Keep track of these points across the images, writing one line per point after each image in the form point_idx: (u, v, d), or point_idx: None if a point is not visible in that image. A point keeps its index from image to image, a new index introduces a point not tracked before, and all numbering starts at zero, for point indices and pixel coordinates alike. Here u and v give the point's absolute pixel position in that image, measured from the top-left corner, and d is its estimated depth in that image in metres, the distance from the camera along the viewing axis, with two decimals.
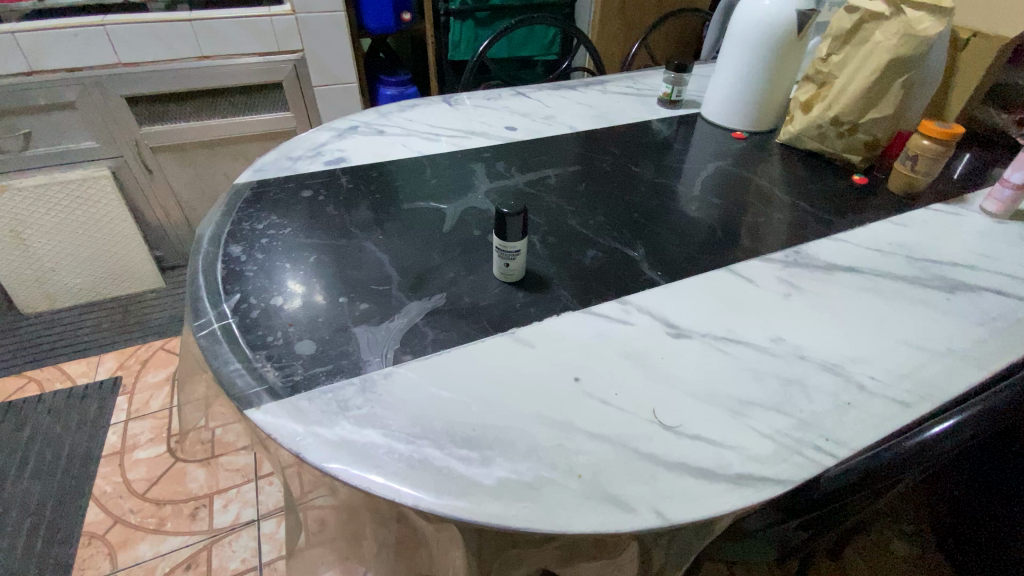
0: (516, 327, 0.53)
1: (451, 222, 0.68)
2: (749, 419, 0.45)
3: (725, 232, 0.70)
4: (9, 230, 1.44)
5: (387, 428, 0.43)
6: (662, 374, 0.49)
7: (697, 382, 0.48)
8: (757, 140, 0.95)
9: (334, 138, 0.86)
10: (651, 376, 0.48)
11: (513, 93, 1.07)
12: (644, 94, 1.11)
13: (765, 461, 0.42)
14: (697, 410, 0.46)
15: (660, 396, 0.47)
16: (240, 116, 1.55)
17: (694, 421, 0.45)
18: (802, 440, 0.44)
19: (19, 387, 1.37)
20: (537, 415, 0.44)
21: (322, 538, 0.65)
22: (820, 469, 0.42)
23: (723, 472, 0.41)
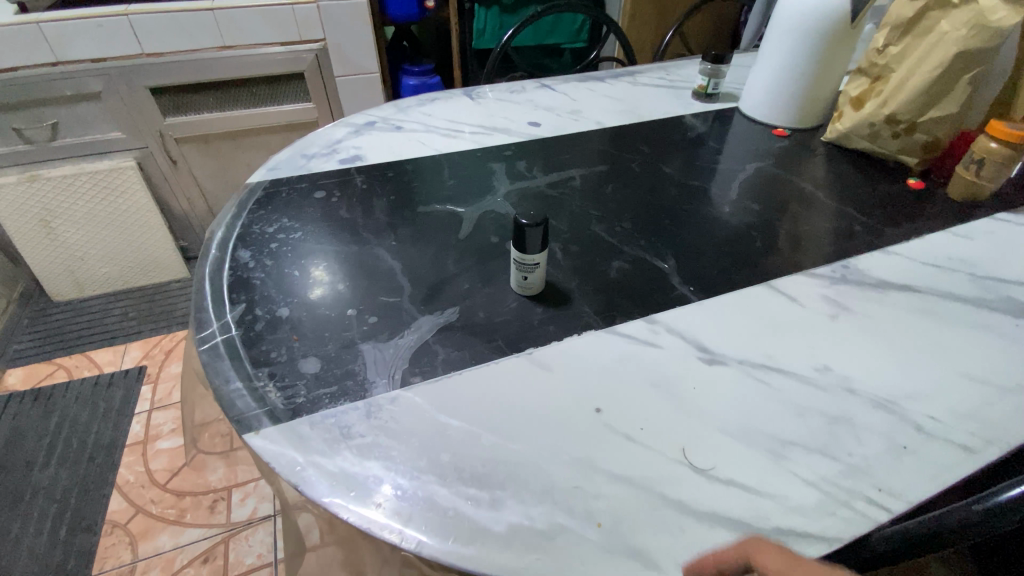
0: (533, 347, 0.49)
1: (468, 226, 0.65)
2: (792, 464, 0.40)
3: (764, 242, 0.65)
4: (39, 218, 1.47)
5: (390, 460, 0.40)
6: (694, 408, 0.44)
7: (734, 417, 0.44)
8: (800, 138, 0.89)
9: (350, 134, 0.83)
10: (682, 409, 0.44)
11: (538, 85, 1.02)
12: (677, 86, 1.04)
13: (809, 513, 0.37)
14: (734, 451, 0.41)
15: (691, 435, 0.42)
16: (263, 107, 1.54)
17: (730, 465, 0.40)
18: (851, 490, 0.39)
19: (49, 373, 1.40)
20: (555, 450, 0.41)
21: (331, 550, 0.63)
22: (871, 526, 0.37)
23: (759, 525, 0.37)
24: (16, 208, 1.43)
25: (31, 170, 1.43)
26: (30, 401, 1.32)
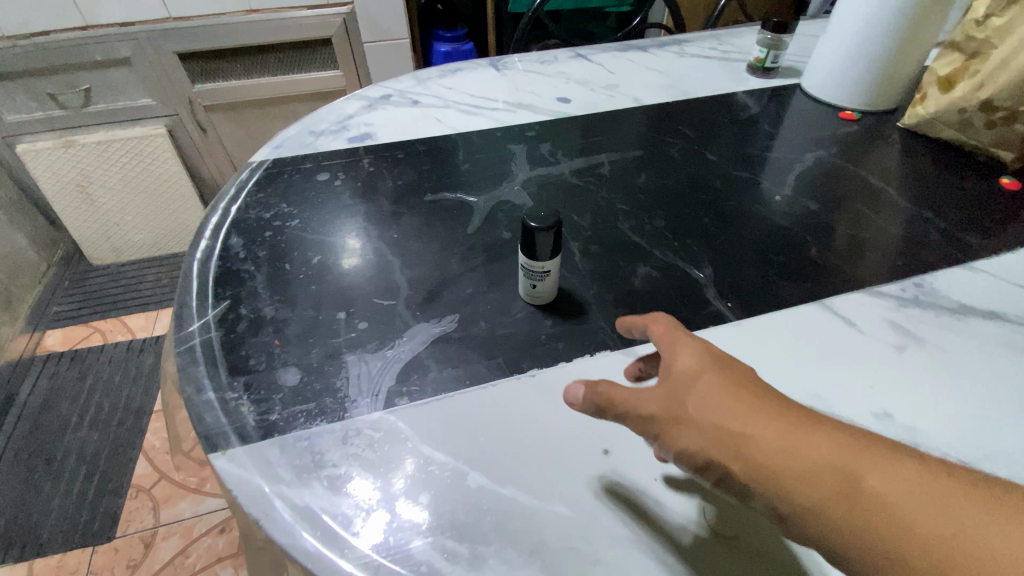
0: (538, 368, 0.43)
1: (478, 219, 0.58)
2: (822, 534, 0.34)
3: (820, 249, 0.56)
4: (76, 184, 1.49)
5: (362, 496, 0.35)
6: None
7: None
8: (871, 124, 0.77)
9: (363, 109, 0.77)
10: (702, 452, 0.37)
11: (572, 54, 0.92)
12: (729, 58, 0.93)
13: None
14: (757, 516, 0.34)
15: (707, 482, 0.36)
16: (291, 75, 1.50)
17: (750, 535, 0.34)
18: None
19: (86, 336, 1.45)
20: (549, 499, 0.35)
21: None
22: None
23: None
24: (54, 172, 1.45)
25: (67, 135, 1.44)
26: (67, 362, 1.37)
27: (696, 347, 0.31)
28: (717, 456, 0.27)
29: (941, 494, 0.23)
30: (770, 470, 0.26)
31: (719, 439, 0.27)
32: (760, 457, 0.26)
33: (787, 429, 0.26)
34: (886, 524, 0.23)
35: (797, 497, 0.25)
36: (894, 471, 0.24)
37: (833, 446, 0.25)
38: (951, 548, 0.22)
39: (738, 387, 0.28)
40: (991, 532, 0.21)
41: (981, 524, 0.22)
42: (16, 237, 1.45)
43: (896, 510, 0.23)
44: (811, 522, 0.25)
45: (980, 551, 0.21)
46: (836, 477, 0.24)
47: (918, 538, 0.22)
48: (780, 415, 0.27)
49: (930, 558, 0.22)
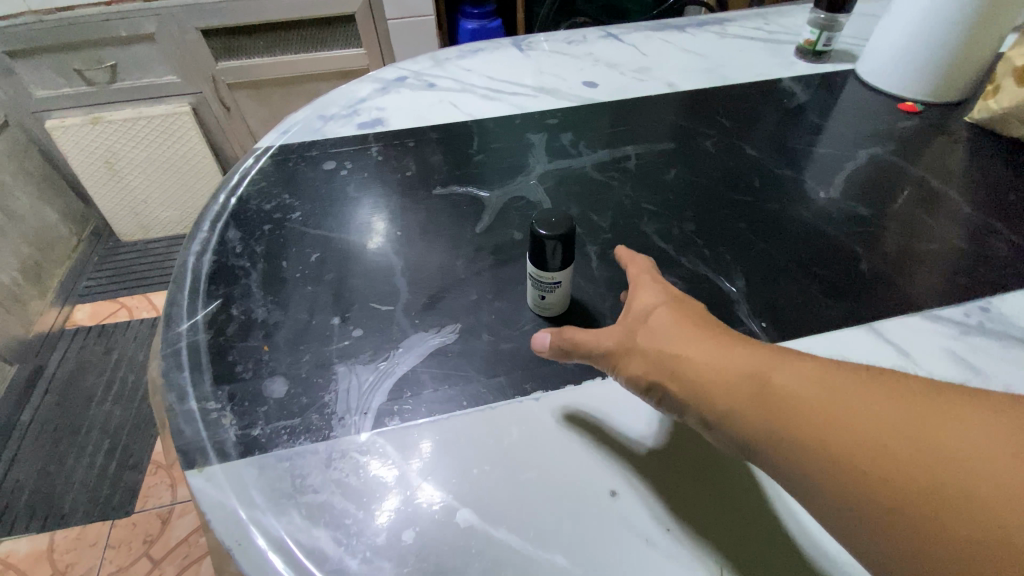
0: (542, 390, 0.39)
1: (489, 217, 0.54)
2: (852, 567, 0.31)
3: (870, 261, 0.50)
4: (104, 160, 1.50)
5: (342, 530, 0.32)
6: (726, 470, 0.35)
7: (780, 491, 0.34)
8: (936, 118, 0.69)
9: (376, 92, 0.73)
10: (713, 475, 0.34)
11: (602, 34, 0.86)
12: (775, 39, 0.84)
13: None
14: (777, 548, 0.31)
15: (719, 509, 0.33)
16: (314, 53, 1.47)
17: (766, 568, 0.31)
18: None
19: (113, 312, 1.47)
20: (547, 544, 0.32)
21: None
22: None
23: None
24: (82, 148, 1.46)
25: (95, 112, 1.45)
26: (95, 337, 1.40)
27: (655, 292, 0.36)
28: (656, 376, 0.31)
29: (835, 383, 0.25)
30: (695, 381, 0.29)
31: (657, 361, 0.31)
32: (687, 371, 0.30)
33: (709, 345, 0.30)
34: (786, 414, 0.26)
35: (718, 403, 0.28)
36: (797, 369, 0.27)
37: (745, 354, 0.29)
38: (839, 426, 0.24)
39: (682, 319, 0.32)
40: (873, 408, 0.24)
41: (865, 402, 0.24)
42: (47, 213, 1.47)
43: (795, 400, 0.26)
44: (729, 423, 0.28)
45: (861, 425, 0.24)
46: (746, 379, 0.27)
47: (813, 420, 0.25)
48: (711, 336, 0.31)
49: (814, 433, 0.24)
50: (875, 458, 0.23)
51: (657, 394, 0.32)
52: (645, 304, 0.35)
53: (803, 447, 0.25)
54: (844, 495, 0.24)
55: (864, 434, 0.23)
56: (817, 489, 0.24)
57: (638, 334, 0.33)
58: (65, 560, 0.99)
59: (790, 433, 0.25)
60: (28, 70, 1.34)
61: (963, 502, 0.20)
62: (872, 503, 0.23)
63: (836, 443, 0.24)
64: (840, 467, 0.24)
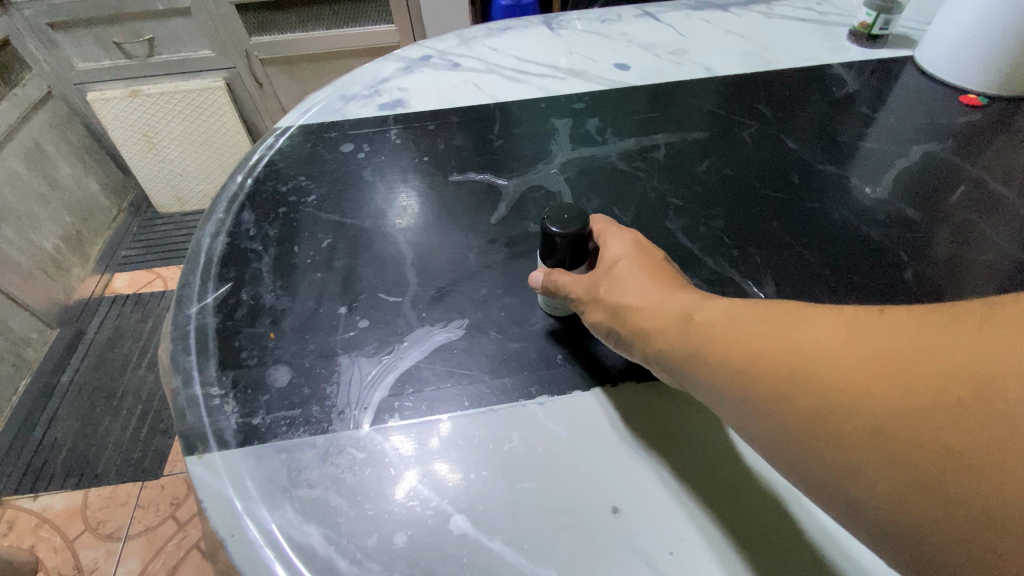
0: (547, 395, 0.38)
1: (505, 207, 0.52)
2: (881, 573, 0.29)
3: (916, 270, 0.46)
4: (143, 133, 1.53)
5: (334, 528, 0.32)
6: (745, 472, 0.33)
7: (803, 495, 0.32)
8: (1002, 113, 0.63)
9: (399, 71, 0.71)
10: (731, 476, 0.33)
11: (638, 13, 0.81)
12: (827, 20, 0.78)
13: None
14: (795, 548, 0.30)
15: (736, 510, 0.32)
16: (346, 29, 1.45)
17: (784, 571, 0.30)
18: None
19: (149, 281, 1.52)
20: (540, 558, 0.30)
21: None
22: None
23: None
24: (122, 121, 1.50)
25: (134, 85, 1.48)
26: (131, 305, 1.46)
27: (625, 243, 0.37)
28: (612, 323, 0.33)
29: (756, 311, 0.26)
30: (645, 324, 0.30)
31: (615, 308, 0.33)
32: (638, 317, 0.31)
33: (649, 292, 0.32)
34: (719, 344, 0.26)
35: (662, 342, 0.29)
36: (727, 306, 0.28)
37: (678, 299, 0.30)
38: (762, 347, 0.24)
39: (645, 270, 0.34)
40: (789, 324, 0.24)
41: (781, 321, 0.25)
42: (88, 183, 1.52)
43: (724, 329, 0.26)
44: (675, 363, 0.28)
45: (780, 340, 0.24)
46: (675, 320, 0.29)
47: (740, 344, 0.25)
48: (662, 286, 0.32)
49: (724, 361, 0.25)
50: (792, 370, 0.23)
51: (616, 339, 0.33)
52: (614, 255, 0.36)
53: (734, 373, 0.25)
54: (773, 420, 0.23)
55: (781, 349, 0.24)
56: (755, 419, 0.24)
57: (607, 285, 0.34)
58: (97, 517, 1.04)
59: (721, 363, 0.26)
60: (72, 42, 1.37)
61: (870, 392, 0.21)
62: (800, 417, 0.22)
63: (756, 361, 0.24)
64: (766, 385, 0.24)
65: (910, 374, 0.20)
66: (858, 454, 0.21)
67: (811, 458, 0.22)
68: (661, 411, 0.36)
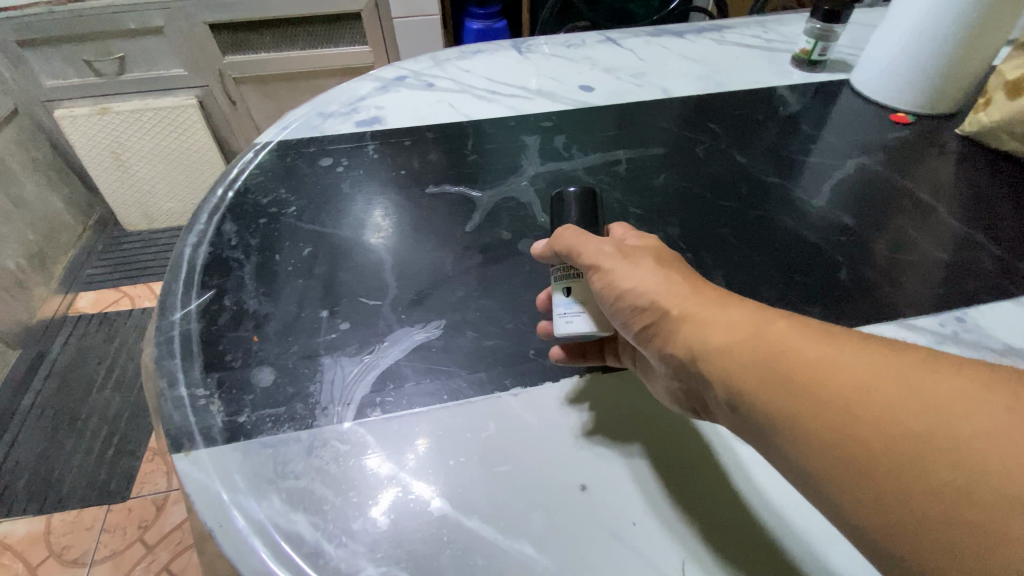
0: (520, 386, 0.40)
1: (479, 215, 0.56)
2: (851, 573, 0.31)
3: (852, 270, 0.51)
4: (110, 151, 1.51)
5: (320, 515, 0.34)
6: (696, 452, 0.37)
7: (772, 495, 0.35)
8: (926, 129, 0.70)
9: (376, 90, 0.74)
10: (706, 475, 0.36)
11: (601, 38, 0.86)
12: (773, 46, 0.85)
13: None
14: (766, 544, 0.32)
15: (708, 506, 0.34)
16: (320, 49, 1.48)
17: (754, 568, 0.32)
18: None
19: (115, 300, 1.49)
20: (517, 534, 0.33)
21: None
22: None
23: None
24: (90, 139, 1.48)
25: (103, 102, 1.46)
26: (96, 324, 1.42)
27: (654, 241, 0.39)
28: (660, 300, 0.34)
29: (832, 343, 0.28)
30: (699, 320, 0.32)
31: (653, 291, 0.34)
32: (700, 317, 0.32)
33: (721, 301, 0.33)
34: (802, 371, 0.27)
35: (721, 345, 0.30)
36: (798, 330, 0.29)
37: (753, 313, 0.31)
38: (854, 389, 0.25)
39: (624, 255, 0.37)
40: (868, 367, 0.26)
41: (860, 360, 0.26)
42: (53, 200, 1.49)
43: (794, 352, 0.28)
44: (734, 371, 0.29)
45: (856, 382, 0.26)
46: (751, 334, 0.30)
47: (808, 371, 0.27)
48: (715, 293, 0.33)
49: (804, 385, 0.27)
50: (870, 419, 0.25)
51: (637, 323, 0.35)
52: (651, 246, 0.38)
53: (795, 395, 0.27)
54: (835, 450, 0.25)
55: (876, 397, 0.25)
56: (812, 442, 0.26)
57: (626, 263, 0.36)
58: (61, 542, 1.01)
59: (785, 382, 0.27)
60: (39, 60, 1.35)
61: (939, 458, 0.23)
62: (848, 449, 0.25)
63: (844, 397, 0.25)
64: (851, 423, 0.25)
65: (971, 457, 0.22)
66: (891, 495, 0.23)
67: (841, 483, 0.25)
68: (640, 411, 0.39)
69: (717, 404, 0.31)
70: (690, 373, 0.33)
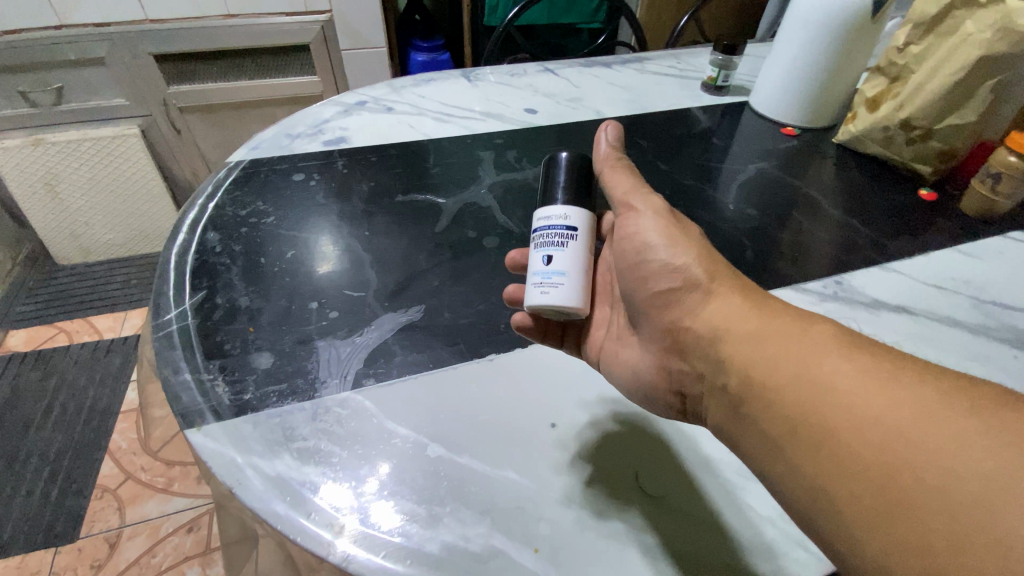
0: (495, 353, 0.48)
1: (446, 219, 0.63)
2: (786, 543, 0.36)
3: (756, 250, 0.62)
4: (44, 183, 1.47)
5: (330, 466, 0.39)
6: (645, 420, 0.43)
7: (716, 464, 0.41)
8: (810, 139, 0.84)
9: (339, 114, 0.81)
10: (667, 457, 0.41)
11: (540, 68, 0.97)
12: (686, 75, 0.99)
13: (741, 551, 0.35)
14: (715, 511, 0.38)
15: (654, 455, 0.41)
16: (268, 79, 1.51)
17: (695, 507, 0.38)
18: (788, 535, 0.37)
19: (50, 336, 1.42)
20: (502, 466, 0.39)
21: None
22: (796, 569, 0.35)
23: (684, 556, 0.35)
24: (21, 171, 1.43)
25: (37, 133, 1.42)
26: (30, 361, 1.35)
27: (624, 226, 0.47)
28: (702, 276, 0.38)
29: (884, 371, 0.29)
30: (725, 306, 0.36)
31: (694, 264, 0.38)
32: (731, 312, 0.36)
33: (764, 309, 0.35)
34: (821, 387, 0.30)
35: (741, 335, 0.34)
36: (853, 351, 0.30)
37: (786, 323, 0.34)
38: (866, 411, 0.28)
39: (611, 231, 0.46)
40: (878, 393, 0.28)
41: (872, 386, 0.28)
42: None
43: (815, 368, 0.30)
44: (750, 373, 0.33)
45: (869, 406, 0.28)
46: (778, 345, 0.32)
47: (822, 387, 0.29)
48: (761, 300, 0.36)
49: (819, 399, 0.29)
50: (873, 435, 0.27)
51: (669, 287, 0.39)
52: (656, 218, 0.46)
53: (794, 399, 0.30)
54: (833, 460, 0.28)
55: (888, 422, 0.27)
56: (812, 446, 0.29)
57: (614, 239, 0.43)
58: None
59: (810, 383, 0.30)
60: None
61: (930, 482, 0.25)
62: (831, 455, 0.28)
63: (855, 416, 0.28)
64: (855, 438, 0.27)
65: (962, 490, 0.24)
66: (848, 497, 0.27)
67: (832, 486, 0.27)
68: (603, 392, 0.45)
69: (719, 387, 0.35)
70: (698, 351, 0.37)
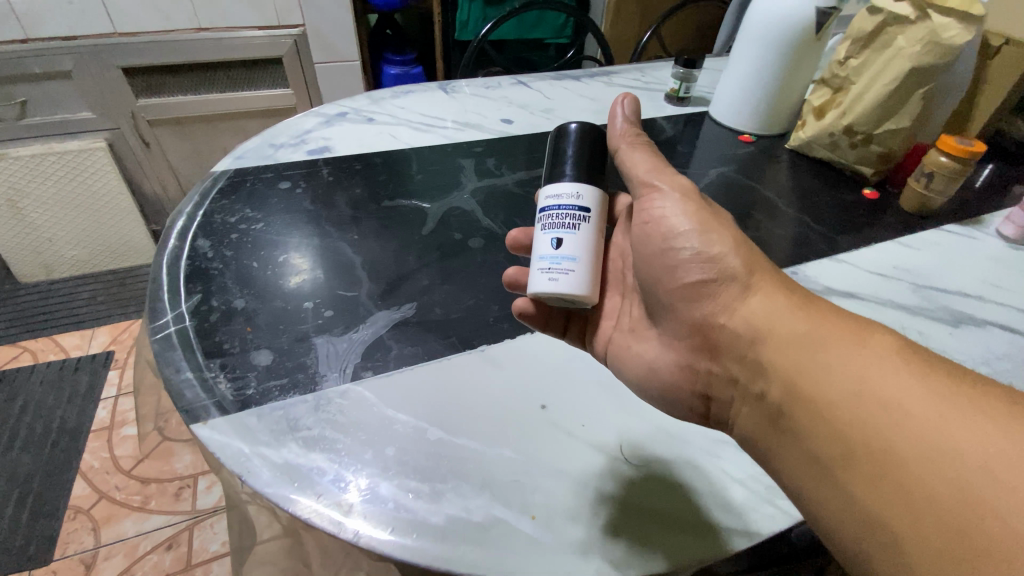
0: (486, 344, 0.51)
1: (432, 223, 0.66)
2: (759, 502, 0.40)
3: None
4: (6, 200, 1.43)
5: (335, 451, 0.41)
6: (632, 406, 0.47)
7: (694, 440, 0.45)
8: (766, 145, 0.91)
9: (321, 124, 0.83)
10: (653, 437, 0.44)
11: (513, 81, 1.02)
12: (651, 87, 1.06)
13: (715, 508, 0.39)
14: (698, 480, 0.41)
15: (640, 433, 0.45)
16: (240, 91, 1.52)
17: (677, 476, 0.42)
18: (757, 494, 0.41)
19: (14, 357, 1.37)
20: (499, 446, 0.42)
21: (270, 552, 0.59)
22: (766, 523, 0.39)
23: (666, 515, 0.39)
24: None
25: None
26: None
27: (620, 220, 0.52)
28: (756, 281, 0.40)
29: (951, 396, 0.31)
30: (773, 309, 0.39)
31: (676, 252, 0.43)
32: (781, 316, 0.38)
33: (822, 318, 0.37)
34: (878, 399, 0.32)
35: (789, 339, 0.37)
36: (921, 372, 0.32)
37: (845, 334, 0.36)
38: (922, 427, 0.30)
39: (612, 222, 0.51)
40: (937, 411, 0.30)
41: (931, 404, 0.31)
42: None
43: (873, 380, 0.33)
44: (800, 379, 0.36)
45: (927, 421, 0.30)
46: (836, 355, 0.35)
47: (879, 399, 0.32)
48: (821, 309, 0.38)
49: (876, 408, 0.32)
50: (926, 448, 0.30)
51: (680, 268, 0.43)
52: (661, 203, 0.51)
53: (848, 406, 0.33)
54: (883, 468, 0.30)
55: (944, 437, 0.29)
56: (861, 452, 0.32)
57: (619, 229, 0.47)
58: None
59: (870, 398, 0.32)
60: None
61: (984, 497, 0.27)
62: (881, 462, 0.31)
63: (909, 429, 0.30)
64: (908, 449, 0.30)
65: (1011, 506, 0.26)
66: (893, 501, 0.30)
67: (878, 490, 0.30)
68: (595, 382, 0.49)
69: (759, 388, 0.38)
70: (730, 347, 0.41)
